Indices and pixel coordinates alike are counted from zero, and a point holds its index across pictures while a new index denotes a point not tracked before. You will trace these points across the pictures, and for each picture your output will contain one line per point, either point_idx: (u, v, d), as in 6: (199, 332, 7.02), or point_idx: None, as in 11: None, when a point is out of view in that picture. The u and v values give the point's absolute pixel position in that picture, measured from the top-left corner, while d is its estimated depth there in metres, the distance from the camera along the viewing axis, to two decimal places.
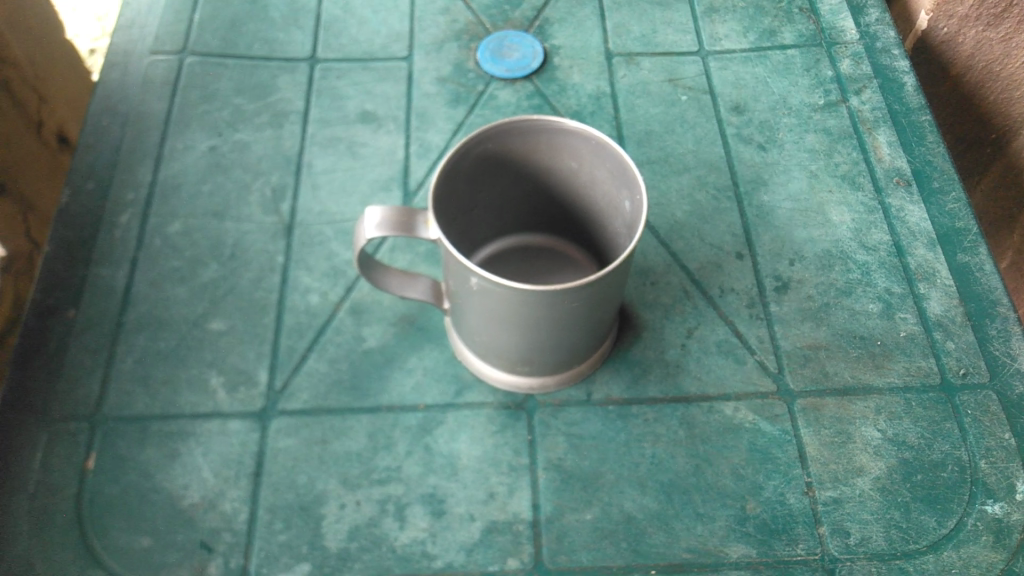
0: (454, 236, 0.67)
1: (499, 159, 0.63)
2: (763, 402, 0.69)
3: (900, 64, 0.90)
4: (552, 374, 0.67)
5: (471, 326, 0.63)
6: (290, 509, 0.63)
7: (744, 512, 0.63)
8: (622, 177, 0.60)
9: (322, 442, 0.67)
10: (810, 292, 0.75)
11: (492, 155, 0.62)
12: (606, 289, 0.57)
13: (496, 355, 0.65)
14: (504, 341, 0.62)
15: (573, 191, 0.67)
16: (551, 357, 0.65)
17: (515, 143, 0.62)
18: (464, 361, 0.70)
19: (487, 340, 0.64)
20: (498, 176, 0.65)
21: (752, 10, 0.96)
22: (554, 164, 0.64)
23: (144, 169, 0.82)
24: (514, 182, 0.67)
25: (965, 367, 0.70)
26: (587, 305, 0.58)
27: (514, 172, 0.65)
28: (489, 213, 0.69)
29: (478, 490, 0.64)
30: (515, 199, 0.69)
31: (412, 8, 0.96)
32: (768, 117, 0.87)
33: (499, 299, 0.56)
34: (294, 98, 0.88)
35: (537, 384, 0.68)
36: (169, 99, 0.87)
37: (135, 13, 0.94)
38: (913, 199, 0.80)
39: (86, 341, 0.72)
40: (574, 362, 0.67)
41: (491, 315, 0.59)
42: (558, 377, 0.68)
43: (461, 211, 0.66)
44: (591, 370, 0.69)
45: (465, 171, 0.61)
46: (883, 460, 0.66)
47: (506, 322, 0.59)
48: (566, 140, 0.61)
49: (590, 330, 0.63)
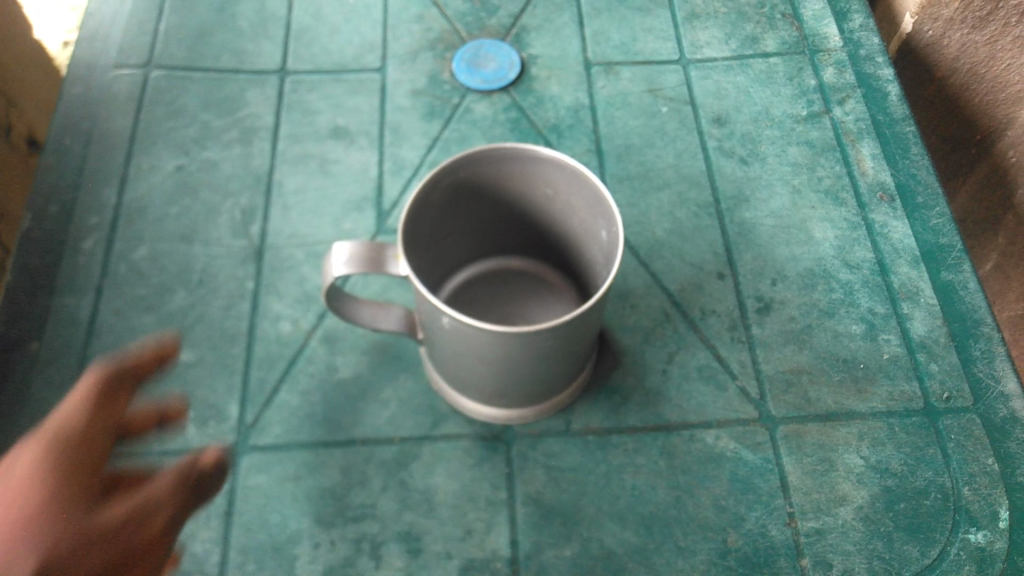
0: (428, 264, 0.65)
1: (471, 187, 0.61)
2: (744, 429, 0.67)
3: (884, 72, 0.88)
4: (529, 406, 0.66)
5: (444, 360, 0.62)
6: (262, 550, 0.62)
7: (725, 545, 0.62)
8: (598, 207, 0.58)
9: (294, 478, 0.65)
10: (792, 314, 0.73)
11: (465, 183, 0.60)
12: (582, 324, 0.56)
13: (472, 388, 0.64)
14: (479, 375, 0.61)
15: (548, 217, 0.65)
16: (527, 391, 0.63)
17: (487, 171, 0.60)
18: (440, 390, 0.68)
19: (461, 374, 0.62)
20: (471, 203, 0.63)
21: (733, 16, 0.94)
22: (529, 190, 0.62)
23: (108, 191, 0.80)
24: (489, 209, 0.65)
25: (949, 391, 0.69)
26: (563, 341, 0.56)
27: (487, 199, 0.63)
28: (464, 239, 0.67)
29: (456, 527, 0.63)
30: (489, 226, 0.67)
31: (385, 16, 0.93)
32: (751, 129, 0.85)
33: (471, 338, 0.54)
34: (264, 113, 0.85)
35: (514, 415, 0.66)
36: (134, 116, 0.84)
37: (98, 24, 0.91)
38: (896, 214, 0.79)
39: (50, 375, 0.69)
40: (552, 393, 0.65)
41: (464, 352, 0.58)
42: (535, 408, 0.66)
43: (434, 241, 0.64)
44: (569, 399, 0.68)
45: (436, 201, 0.59)
46: (866, 489, 0.65)
47: (480, 358, 0.58)
48: (541, 168, 0.59)
49: (568, 362, 0.61)
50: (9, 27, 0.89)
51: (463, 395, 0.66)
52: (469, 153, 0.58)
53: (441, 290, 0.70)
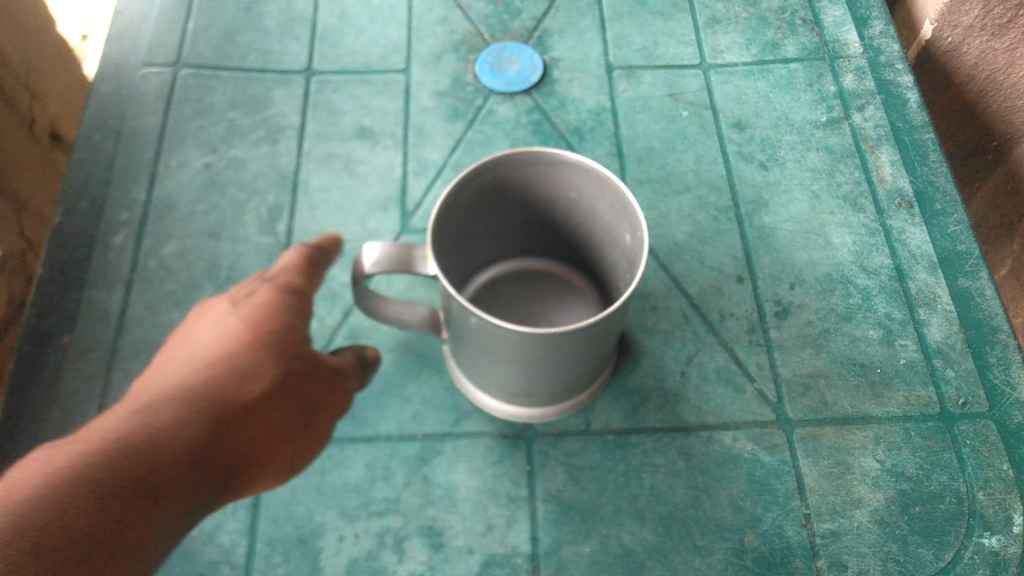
0: (452, 265, 0.66)
1: (497, 189, 0.62)
2: (762, 431, 0.68)
3: (904, 79, 0.89)
4: (550, 405, 0.67)
5: (469, 359, 0.63)
6: (288, 541, 0.63)
7: (742, 545, 0.63)
8: (622, 213, 0.59)
9: (320, 472, 0.66)
10: (810, 318, 0.74)
11: (492, 186, 0.61)
12: (606, 328, 0.57)
13: (495, 387, 0.65)
14: (503, 375, 0.62)
15: (571, 219, 0.66)
16: (550, 391, 0.64)
17: (514, 175, 0.61)
18: (463, 387, 0.69)
19: (486, 373, 0.63)
20: (496, 205, 0.64)
21: (754, 22, 0.95)
22: (554, 193, 0.63)
23: (138, 188, 0.81)
24: (514, 211, 0.66)
25: (964, 396, 0.70)
26: (587, 343, 0.57)
27: (512, 201, 0.64)
28: (487, 241, 0.69)
29: (477, 523, 0.64)
30: (512, 227, 0.68)
31: (409, 18, 0.94)
32: (770, 134, 0.86)
33: (498, 339, 0.55)
34: (290, 112, 0.86)
35: (536, 414, 0.67)
36: (163, 113, 0.86)
37: (127, 22, 0.92)
38: (914, 221, 0.80)
39: (82, 367, 0.71)
40: (573, 393, 0.66)
41: (491, 353, 0.59)
42: (557, 407, 0.67)
43: (460, 242, 0.65)
44: (589, 398, 0.69)
45: (463, 203, 0.60)
46: (881, 492, 0.66)
47: (505, 358, 0.59)
48: (567, 172, 0.60)
49: (590, 363, 0.62)
50: (36, 26, 0.92)
51: (486, 393, 0.67)
52: (497, 157, 0.59)
53: (464, 289, 0.72)
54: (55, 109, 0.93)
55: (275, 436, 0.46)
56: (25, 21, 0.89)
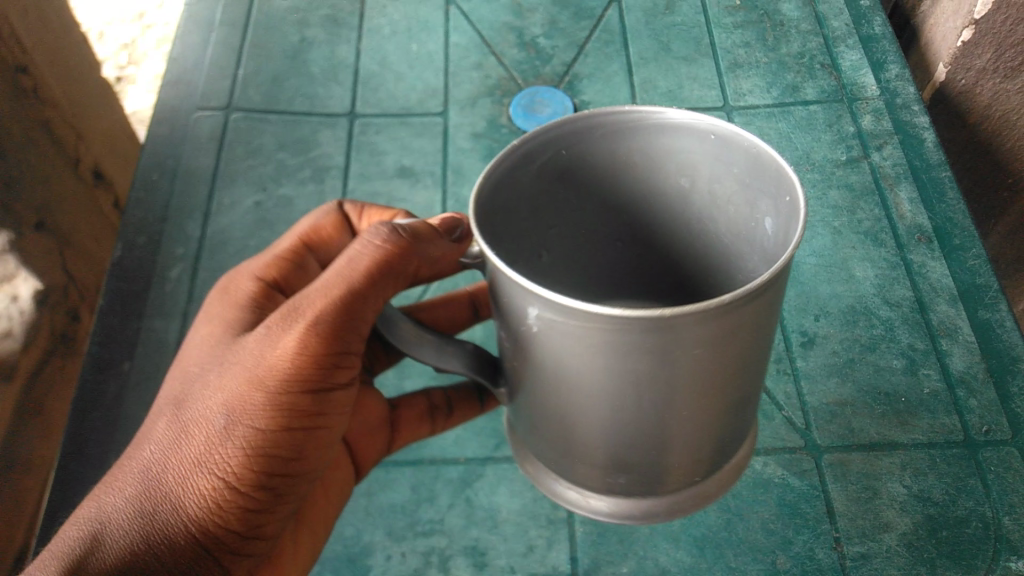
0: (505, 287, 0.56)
1: (549, 182, 0.51)
2: (791, 457, 0.71)
3: (920, 120, 0.93)
4: (690, 448, 0.50)
5: (548, 419, 0.50)
6: (338, 560, 0.66)
7: (774, 566, 0.65)
8: (755, 170, 0.46)
9: (367, 494, 0.70)
10: (835, 348, 0.77)
11: (530, 186, 0.50)
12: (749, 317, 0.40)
13: (615, 432, 0.47)
14: (619, 417, 0.46)
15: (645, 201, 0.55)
16: (688, 424, 0.47)
17: (574, 150, 0.50)
18: (568, 470, 0.55)
19: (583, 427, 0.48)
20: (560, 203, 0.53)
21: (774, 66, 0.99)
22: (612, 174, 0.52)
23: (193, 224, 0.86)
24: (584, 221, 0.56)
25: (988, 424, 0.72)
26: (741, 345, 0.43)
27: (580, 198, 0.54)
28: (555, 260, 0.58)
29: (518, 543, 0.67)
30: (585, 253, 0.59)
31: (446, 64, 1.00)
32: (792, 172, 0.90)
33: (590, 381, 0.44)
34: (335, 153, 0.91)
35: (660, 508, 0.57)
36: (215, 154, 0.91)
37: (182, 69, 0.99)
38: (934, 256, 0.83)
39: (141, 393, 0.75)
40: (724, 429, 0.51)
41: (570, 388, 0.45)
42: (705, 442, 0.51)
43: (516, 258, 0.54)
44: (740, 441, 0.57)
45: (497, 232, 0.48)
46: (909, 516, 0.68)
47: (602, 389, 0.44)
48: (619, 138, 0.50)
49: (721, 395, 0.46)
50: (83, 71, 1.00)
51: (605, 460, 0.51)
52: (527, 133, 0.46)
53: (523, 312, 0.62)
54: (98, 151, 1.00)
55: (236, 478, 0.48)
56: (72, 68, 0.97)
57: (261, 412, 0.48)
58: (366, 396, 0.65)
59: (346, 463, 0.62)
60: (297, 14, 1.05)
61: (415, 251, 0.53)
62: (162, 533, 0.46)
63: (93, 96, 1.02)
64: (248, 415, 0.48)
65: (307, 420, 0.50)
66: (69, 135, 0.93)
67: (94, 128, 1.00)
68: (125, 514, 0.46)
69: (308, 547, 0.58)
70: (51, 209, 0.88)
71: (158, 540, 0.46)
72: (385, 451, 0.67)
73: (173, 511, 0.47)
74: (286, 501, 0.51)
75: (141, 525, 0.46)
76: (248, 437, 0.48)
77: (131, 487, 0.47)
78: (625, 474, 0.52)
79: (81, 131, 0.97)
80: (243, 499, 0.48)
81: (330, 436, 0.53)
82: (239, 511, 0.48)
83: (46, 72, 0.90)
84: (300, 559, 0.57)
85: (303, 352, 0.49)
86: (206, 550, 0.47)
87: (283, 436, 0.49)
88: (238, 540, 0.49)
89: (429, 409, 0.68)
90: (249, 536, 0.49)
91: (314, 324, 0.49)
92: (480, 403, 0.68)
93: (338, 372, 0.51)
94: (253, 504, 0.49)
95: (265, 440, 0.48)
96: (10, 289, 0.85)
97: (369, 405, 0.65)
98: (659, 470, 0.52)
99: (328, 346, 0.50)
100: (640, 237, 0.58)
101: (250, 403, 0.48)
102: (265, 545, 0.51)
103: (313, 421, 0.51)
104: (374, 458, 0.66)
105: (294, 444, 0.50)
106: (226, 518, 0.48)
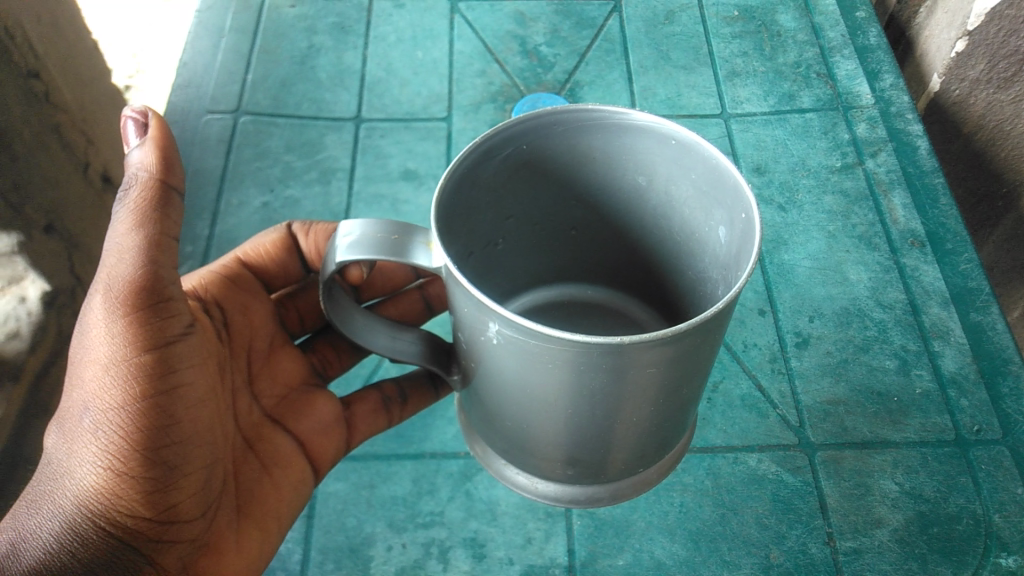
0: (477, 270, 0.62)
1: (511, 170, 0.56)
2: (786, 454, 0.72)
3: (914, 128, 0.95)
4: (631, 445, 0.56)
5: (501, 411, 0.55)
6: (339, 550, 0.68)
7: (768, 560, 0.67)
8: (712, 181, 0.52)
9: (369, 486, 0.71)
10: (829, 348, 0.79)
11: (494, 174, 0.55)
12: (690, 348, 0.46)
13: (566, 427, 0.53)
14: (570, 419, 0.51)
15: (602, 189, 0.61)
16: (629, 427, 0.53)
17: (536, 143, 0.55)
18: (520, 461, 0.61)
19: (535, 423, 0.54)
20: (522, 191, 0.59)
21: (772, 75, 1.02)
22: (577, 161, 0.58)
23: (201, 223, 0.88)
24: (540, 204, 0.62)
25: (979, 424, 0.74)
26: (686, 366, 0.48)
27: (544, 184, 0.60)
28: (514, 242, 0.64)
29: (517, 535, 0.68)
30: (539, 231, 0.65)
31: (450, 71, 1.02)
32: (788, 178, 0.92)
33: (545, 388, 0.49)
34: (341, 156, 0.93)
35: (604, 494, 0.64)
36: (224, 156, 0.93)
37: (193, 74, 1.01)
38: (927, 260, 0.84)
39: None
40: (663, 432, 0.57)
41: (529, 394, 0.50)
42: (647, 442, 0.57)
43: (482, 244, 0.61)
44: (678, 442, 0.63)
45: (455, 214, 0.53)
46: (900, 512, 0.69)
47: (559, 398, 0.49)
48: (582, 134, 0.55)
49: (663, 405, 0.52)
50: (93, 78, 1.02)
51: (554, 452, 0.57)
52: (493, 127, 0.51)
53: (494, 289, 0.68)
54: (107, 155, 1.02)
55: (126, 463, 0.51)
56: (83, 74, 0.99)
57: (118, 389, 0.51)
58: (315, 394, 0.70)
59: (296, 452, 0.67)
60: (305, 21, 1.08)
61: (173, 177, 0.57)
62: (71, 532, 0.50)
63: (102, 102, 1.04)
64: (104, 396, 0.51)
65: (162, 383, 0.53)
66: (79, 139, 0.95)
67: (103, 131, 1.02)
68: (32, 523, 0.49)
69: (255, 539, 0.61)
70: (61, 212, 0.90)
71: (68, 539, 0.50)
72: (345, 449, 0.70)
73: (75, 508, 0.50)
74: (184, 471, 0.54)
75: (51, 529, 0.49)
76: (118, 418, 0.51)
77: (36, 500, 0.51)
78: (573, 466, 0.59)
79: (91, 136, 0.98)
80: (138, 479, 0.51)
81: (194, 398, 0.56)
82: (138, 493, 0.51)
83: (58, 77, 0.92)
84: (246, 547, 0.60)
85: (120, 320, 0.52)
86: (123, 540, 0.51)
87: (146, 406, 0.52)
88: (153, 526, 0.52)
89: (383, 401, 0.72)
90: (163, 519, 0.53)
91: (118, 289, 0.53)
92: (433, 390, 0.73)
93: (168, 324, 0.55)
94: (149, 484, 0.52)
95: (130, 415, 0.51)
96: (18, 291, 0.86)
97: (319, 406, 0.69)
98: (599, 465, 0.58)
99: (144, 300, 0.53)
100: (591, 219, 0.64)
101: (106, 387, 0.51)
102: (184, 523, 0.55)
103: (169, 382, 0.54)
104: (334, 453, 0.69)
105: (161, 410, 0.53)
106: (128, 505, 0.51)
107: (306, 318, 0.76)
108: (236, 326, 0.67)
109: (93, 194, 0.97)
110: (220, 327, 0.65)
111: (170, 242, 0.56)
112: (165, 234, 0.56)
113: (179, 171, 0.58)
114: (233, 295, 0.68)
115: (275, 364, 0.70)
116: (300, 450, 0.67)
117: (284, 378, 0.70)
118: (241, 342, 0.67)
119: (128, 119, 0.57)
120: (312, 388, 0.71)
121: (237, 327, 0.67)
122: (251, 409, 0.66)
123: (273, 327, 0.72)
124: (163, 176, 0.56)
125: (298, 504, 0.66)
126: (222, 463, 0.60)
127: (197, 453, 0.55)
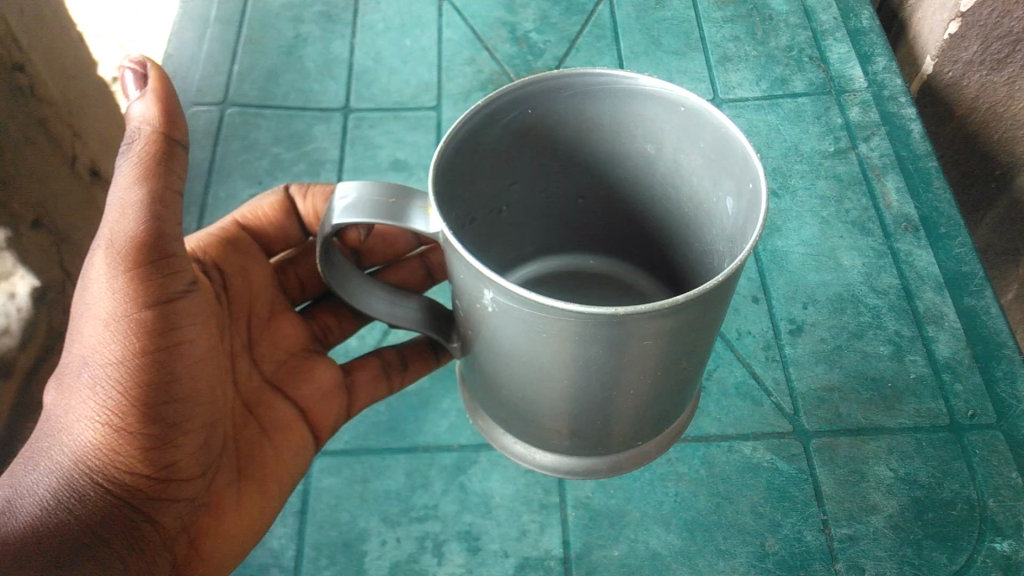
0: (478, 238, 0.62)
1: (514, 135, 0.55)
2: (780, 442, 0.72)
3: (907, 111, 0.94)
4: (629, 418, 0.56)
5: (499, 380, 0.55)
6: (333, 546, 0.67)
7: (763, 549, 0.67)
8: (721, 149, 0.51)
9: (362, 481, 0.71)
10: (823, 335, 0.78)
11: (495, 140, 0.54)
12: (689, 321, 0.45)
13: (564, 398, 0.52)
14: (567, 390, 0.51)
15: (607, 153, 0.60)
16: (628, 399, 0.53)
17: (540, 107, 0.54)
18: (518, 430, 0.61)
19: (532, 392, 0.53)
20: (523, 156, 0.58)
21: (764, 59, 1.01)
22: (582, 125, 0.57)
23: (189, 216, 0.87)
24: (545, 168, 0.61)
25: (973, 408, 0.73)
26: (686, 338, 0.48)
27: (547, 149, 0.59)
28: (517, 210, 0.64)
29: (512, 528, 0.68)
30: (544, 196, 0.64)
31: (439, 59, 1.01)
32: (781, 164, 0.91)
33: (542, 358, 0.48)
34: (329, 146, 0.92)
35: (602, 465, 0.64)
36: (211, 149, 0.92)
37: (178, 65, 1.00)
38: (921, 244, 0.84)
39: None
40: (664, 403, 0.57)
41: (526, 363, 0.50)
42: (646, 414, 0.57)
43: (483, 212, 0.60)
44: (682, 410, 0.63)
45: (455, 178, 0.52)
46: (895, 499, 0.69)
47: (555, 368, 0.49)
48: (589, 97, 0.54)
49: (662, 377, 0.51)
50: (78, 68, 1.00)
51: (552, 422, 0.57)
52: (496, 89, 0.50)
53: (494, 260, 0.68)
54: (94, 147, 1.01)
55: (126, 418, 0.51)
56: (68, 65, 0.97)
57: (118, 344, 0.51)
58: (315, 361, 0.70)
59: (300, 420, 0.67)
60: (291, 10, 1.06)
61: (177, 131, 0.56)
62: (70, 488, 0.50)
63: (89, 95, 1.02)
64: (105, 351, 0.51)
65: (164, 340, 0.53)
66: (64, 132, 0.93)
67: (89, 123, 1.01)
68: (30, 480, 0.49)
69: (256, 499, 0.62)
70: (50, 206, 0.89)
71: (67, 496, 0.50)
72: (346, 415, 0.70)
73: (73, 465, 0.50)
74: (185, 429, 0.54)
75: (48, 485, 0.49)
76: (118, 375, 0.51)
77: (34, 456, 0.51)
78: (570, 437, 0.59)
79: (77, 128, 0.97)
80: (139, 436, 0.51)
81: (194, 357, 0.56)
82: (137, 450, 0.51)
83: (41, 69, 0.90)
84: (246, 509, 0.61)
85: (122, 275, 0.52)
86: (123, 497, 0.52)
87: (147, 361, 0.52)
88: (152, 483, 0.53)
89: (383, 367, 0.72)
90: (162, 477, 0.53)
91: (121, 245, 0.52)
92: (434, 356, 0.74)
93: (171, 281, 0.54)
94: (149, 441, 0.52)
95: (129, 371, 0.51)
96: (8, 286, 0.84)
97: (319, 371, 0.69)
98: (597, 436, 0.58)
99: (147, 256, 0.53)
100: (596, 185, 0.64)
101: (106, 342, 0.51)
102: (183, 480, 0.55)
103: (170, 339, 0.54)
104: (336, 420, 0.69)
105: (162, 367, 0.53)
106: (127, 460, 0.51)
107: (306, 283, 0.76)
108: (235, 290, 0.67)
109: (80, 187, 0.96)
110: (219, 289, 0.65)
111: (175, 197, 0.56)
112: (169, 189, 0.55)
113: (183, 125, 0.57)
114: (232, 258, 0.68)
115: (275, 328, 0.70)
116: (301, 416, 0.67)
117: (286, 343, 0.70)
118: (240, 307, 0.67)
119: (126, 69, 0.56)
120: (312, 354, 0.71)
121: (235, 292, 0.67)
122: (251, 375, 0.66)
123: (273, 292, 0.71)
124: (166, 129, 0.55)
125: (298, 470, 0.66)
126: (220, 424, 0.60)
127: (196, 413, 0.56)
